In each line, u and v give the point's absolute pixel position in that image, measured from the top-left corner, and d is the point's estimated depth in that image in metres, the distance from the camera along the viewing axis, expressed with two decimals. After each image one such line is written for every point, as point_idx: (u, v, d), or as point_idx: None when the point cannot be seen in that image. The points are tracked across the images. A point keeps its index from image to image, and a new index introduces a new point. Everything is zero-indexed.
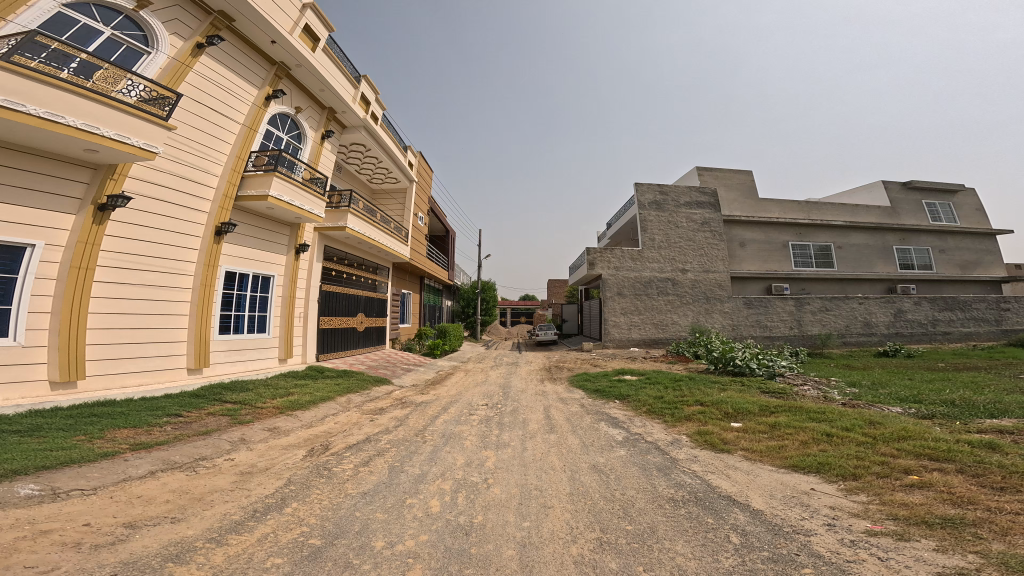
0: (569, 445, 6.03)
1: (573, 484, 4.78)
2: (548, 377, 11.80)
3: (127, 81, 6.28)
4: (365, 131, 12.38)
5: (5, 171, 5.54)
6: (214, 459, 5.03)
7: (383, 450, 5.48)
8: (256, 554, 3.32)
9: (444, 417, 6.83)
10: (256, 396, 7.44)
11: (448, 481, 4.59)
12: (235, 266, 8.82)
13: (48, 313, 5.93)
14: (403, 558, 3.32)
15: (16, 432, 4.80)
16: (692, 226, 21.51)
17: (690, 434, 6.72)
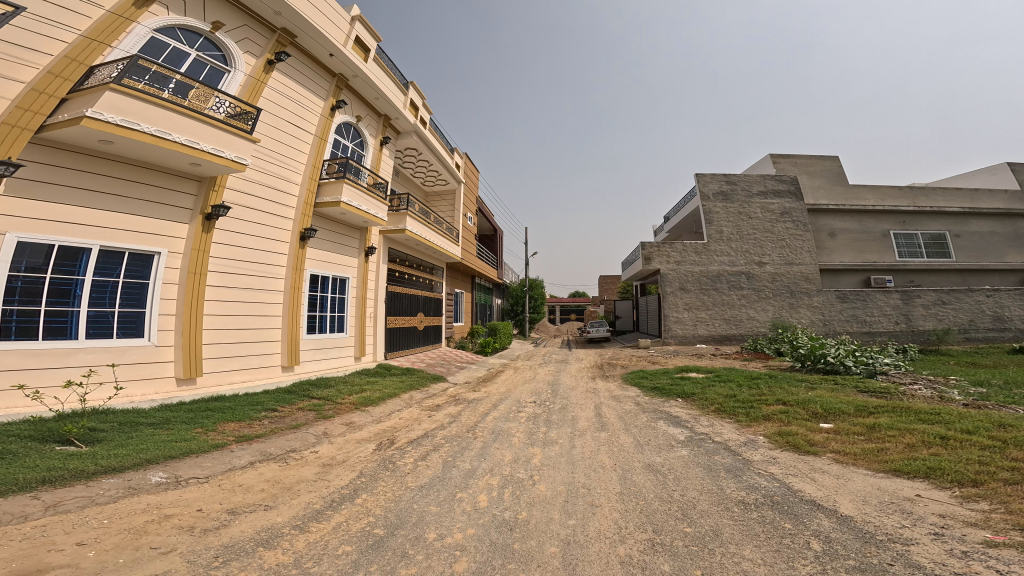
0: (622, 444, 5.92)
1: (625, 483, 4.70)
2: (604, 375, 11.63)
3: (215, 99, 6.97)
4: (417, 135, 12.86)
5: (140, 187, 6.50)
6: (300, 452, 5.53)
7: (439, 445, 5.74)
8: (329, 542, 3.62)
9: (496, 414, 6.99)
10: (336, 392, 8.04)
11: (496, 477, 4.72)
12: (318, 269, 9.62)
13: (172, 315, 6.82)
14: (451, 551, 3.47)
15: (147, 425, 5.58)
16: (769, 216, 20.08)
17: (769, 434, 6.33)
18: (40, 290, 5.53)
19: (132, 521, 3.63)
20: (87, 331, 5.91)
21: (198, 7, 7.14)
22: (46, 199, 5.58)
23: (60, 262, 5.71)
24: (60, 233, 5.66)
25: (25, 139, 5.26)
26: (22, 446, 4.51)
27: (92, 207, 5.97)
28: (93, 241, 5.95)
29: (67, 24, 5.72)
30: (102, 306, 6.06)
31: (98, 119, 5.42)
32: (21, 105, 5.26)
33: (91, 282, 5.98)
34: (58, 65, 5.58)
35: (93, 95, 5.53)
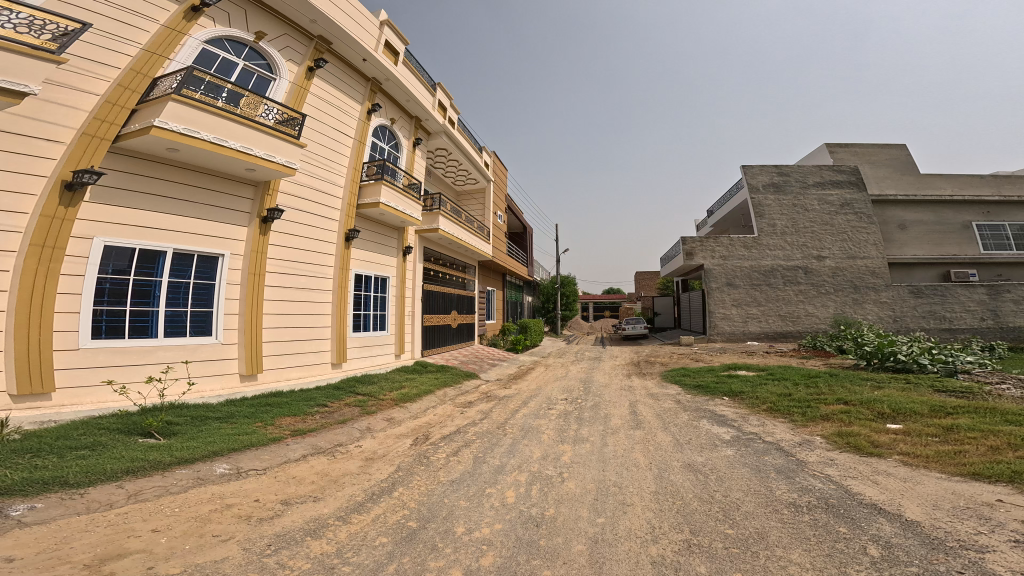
0: (659, 443, 5.69)
1: (661, 483, 4.50)
2: (640, 372, 11.31)
3: (264, 106, 7.25)
4: (445, 136, 12.95)
5: (203, 193, 6.90)
6: (346, 446, 5.75)
7: (470, 441, 5.79)
8: (367, 533, 3.74)
9: (526, 411, 6.96)
10: (379, 388, 8.25)
11: (525, 473, 4.71)
12: (363, 269, 9.91)
13: (235, 314, 7.23)
14: (478, 545, 3.49)
15: (215, 419, 5.95)
16: (828, 208, 18.88)
17: (827, 434, 5.90)
18: (124, 291, 5.99)
19: (198, 510, 3.88)
20: (165, 330, 6.36)
21: (240, 17, 7.28)
22: (124, 205, 5.98)
23: (141, 265, 6.16)
24: (137, 236, 6.08)
25: (102, 148, 5.62)
26: (107, 438, 4.93)
27: (163, 212, 6.38)
28: (166, 243, 6.38)
29: (130, 39, 6.02)
30: (176, 305, 6.51)
31: (165, 128, 5.73)
32: (99, 117, 5.60)
33: (167, 284, 6.42)
34: (126, 78, 5.91)
35: (158, 105, 5.85)
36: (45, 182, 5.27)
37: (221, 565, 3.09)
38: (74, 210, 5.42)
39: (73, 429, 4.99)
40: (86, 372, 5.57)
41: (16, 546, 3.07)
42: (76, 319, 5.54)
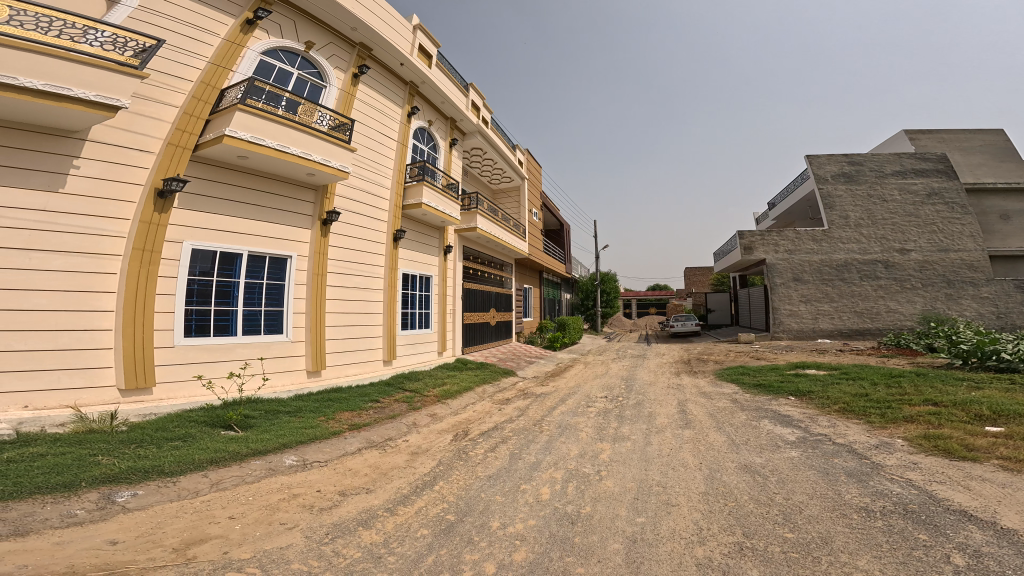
0: (711, 442, 5.27)
1: (713, 483, 4.15)
2: (690, 370, 10.73)
3: (319, 113, 7.13)
4: (480, 135, 12.77)
5: (269, 197, 6.98)
6: (395, 440, 5.88)
7: (507, 437, 5.75)
8: (409, 524, 3.79)
9: (564, 408, 6.82)
10: (423, 385, 8.38)
11: (560, 471, 4.59)
12: (409, 268, 9.87)
13: (303, 313, 7.34)
14: (511, 540, 3.43)
15: (284, 414, 6.15)
16: (912, 198, 17.14)
17: (911, 437, 5.26)
18: (208, 291, 6.22)
19: (268, 499, 4.04)
20: (243, 329, 6.57)
21: (289, 30, 7.12)
22: (203, 211, 6.16)
23: (222, 266, 6.39)
24: (218, 240, 6.29)
25: (184, 157, 5.86)
26: (193, 430, 5.25)
27: (237, 216, 6.55)
28: (242, 246, 6.57)
29: (197, 53, 6.12)
30: (253, 305, 6.70)
31: (232, 136, 5.83)
32: (180, 127, 5.83)
33: (244, 284, 6.62)
34: (198, 90, 6.05)
35: (227, 115, 5.96)
36: (140, 190, 5.57)
37: (283, 552, 3.20)
38: (166, 215, 5.71)
39: (167, 422, 5.34)
40: (178, 368, 5.83)
41: (116, 530, 3.30)
42: (170, 319, 5.81)
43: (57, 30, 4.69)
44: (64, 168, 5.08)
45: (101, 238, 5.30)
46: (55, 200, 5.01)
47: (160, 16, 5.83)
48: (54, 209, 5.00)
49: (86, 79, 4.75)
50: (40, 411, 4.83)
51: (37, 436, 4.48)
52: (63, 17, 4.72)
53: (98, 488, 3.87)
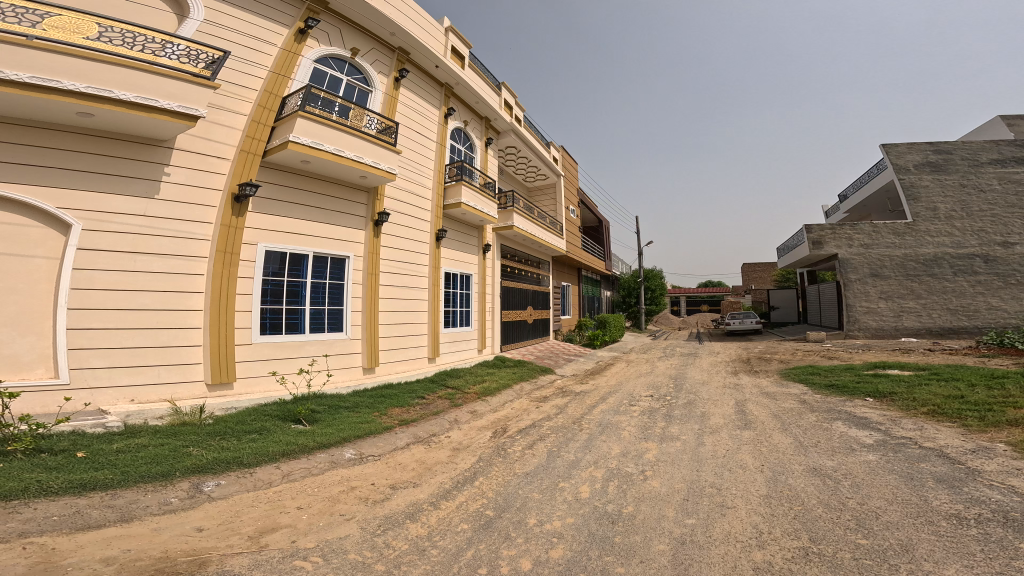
0: (775, 444, 4.81)
1: (775, 485, 3.76)
2: (749, 369, 10.00)
3: (367, 117, 7.16)
4: (513, 134, 12.64)
5: (328, 199, 7.07)
6: (439, 436, 5.91)
7: (545, 435, 5.62)
8: (450, 518, 3.70)
9: (605, 407, 6.57)
10: (464, 382, 8.40)
11: (602, 469, 4.40)
12: (450, 267, 9.99)
13: (360, 311, 7.47)
14: (548, 537, 3.30)
15: (347, 408, 6.27)
16: (1014, 186, 14.99)
17: (1017, 442, 4.54)
18: (280, 291, 6.42)
19: (331, 491, 4.12)
20: (310, 327, 6.75)
21: (336, 39, 7.21)
22: (273, 214, 6.34)
23: (291, 267, 6.57)
24: (288, 242, 6.48)
25: (255, 163, 6.00)
26: (269, 423, 5.37)
27: (303, 219, 6.69)
28: (308, 247, 6.73)
29: (259, 63, 6.20)
30: (318, 303, 6.87)
31: (295, 142, 5.91)
32: (250, 134, 5.96)
33: (311, 284, 6.80)
34: (263, 98, 6.14)
35: (289, 123, 6.04)
36: (219, 195, 5.78)
37: (343, 542, 3.22)
38: (242, 219, 5.89)
39: (245, 415, 5.46)
40: (255, 364, 6.03)
41: (204, 517, 3.43)
42: (249, 318, 6.02)
43: (140, 45, 4.90)
44: (156, 175, 5.30)
45: (191, 240, 5.55)
46: (152, 206, 5.25)
47: (228, 29, 5.95)
48: (151, 214, 5.25)
49: (169, 90, 4.91)
50: (142, 404, 5.09)
51: (140, 427, 4.70)
52: (144, 32, 4.92)
53: (190, 477, 3.99)
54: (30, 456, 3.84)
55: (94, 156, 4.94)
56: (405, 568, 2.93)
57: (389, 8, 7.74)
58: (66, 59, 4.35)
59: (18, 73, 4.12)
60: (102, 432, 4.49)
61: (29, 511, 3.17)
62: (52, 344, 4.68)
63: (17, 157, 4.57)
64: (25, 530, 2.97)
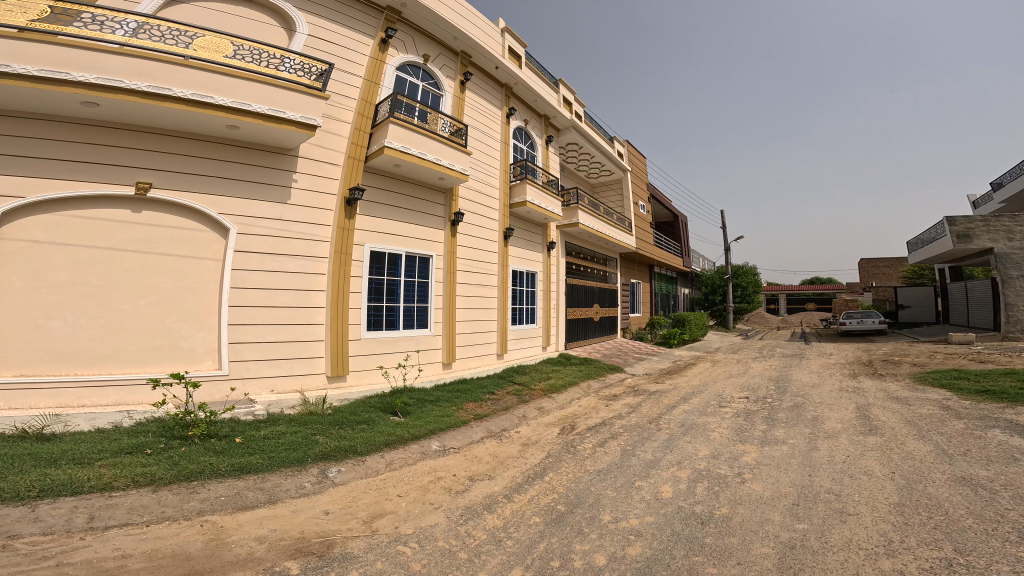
0: (909, 452, 4.05)
1: (909, 494, 3.17)
2: (873, 373, 8.57)
3: (442, 121, 7.52)
4: (575, 130, 12.33)
5: (415, 202, 7.50)
6: (510, 431, 5.81)
7: (617, 433, 5.27)
8: (522, 511, 3.62)
9: (689, 407, 6.10)
10: (530, 378, 8.22)
11: (687, 470, 4.07)
12: (518, 266, 10.06)
13: (441, 309, 7.81)
14: (626, 534, 3.12)
15: (432, 402, 6.46)
16: None
17: None
18: (381, 289, 6.86)
19: (421, 480, 4.28)
20: (404, 323, 7.19)
21: (410, 46, 7.64)
22: (375, 216, 6.83)
23: (389, 266, 7.02)
24: (386, 242, 6.96)
25: (360, 168, 6.52)
26: (372, 414, 5.69)
27: (396, 220, 7.15)
28: (401, 247, 7.18)
29: (356, 73, 6.74)
30: (409, 302, 7.29)
31: (389, 147, 6.42)
32: (355, 141, 6.51)
33: (404, 282, 7.23)
34: (361, 107, 6.67)
35: (383, 130, 6.58)
36: (335, 200, 6.30)
37: (433, 531, 3.33)
38: (353, 222, 6.38)
39: (356, 406, 5.87)
40: (363, 359, 6.51)
41: (329, 501, 3.76)
42: (358, 314, 6.47)
43: (266, 61, 5.37)
44: (286, 181, 5.88)
45: (314, 242, 6.08)
46: (286, 211, 5.86)
47: (330, 43, 6.49)
48: (287, 218, 5.86)
49: (292, 102, 5.37)
50: (280, 394, 5.70)
51: (278, 416, 5.20)
52: (267, 49, 5.38)
53: (319, 463, 4.41)
54: (204, 440, 4.45)
55: (242, 165, 5.56)
56: (484, 557, 2.94)
57: (451, 14, 8.00)
58: (215, 78, 4.89)
59: (181, 90, 4.69)
60: (251, 419, 5.05)
61: (204, 491, 3.69)
62: (217, 338, 5.39)
63: (186, 168, 5.23)
64: (201, 509, 3.45)
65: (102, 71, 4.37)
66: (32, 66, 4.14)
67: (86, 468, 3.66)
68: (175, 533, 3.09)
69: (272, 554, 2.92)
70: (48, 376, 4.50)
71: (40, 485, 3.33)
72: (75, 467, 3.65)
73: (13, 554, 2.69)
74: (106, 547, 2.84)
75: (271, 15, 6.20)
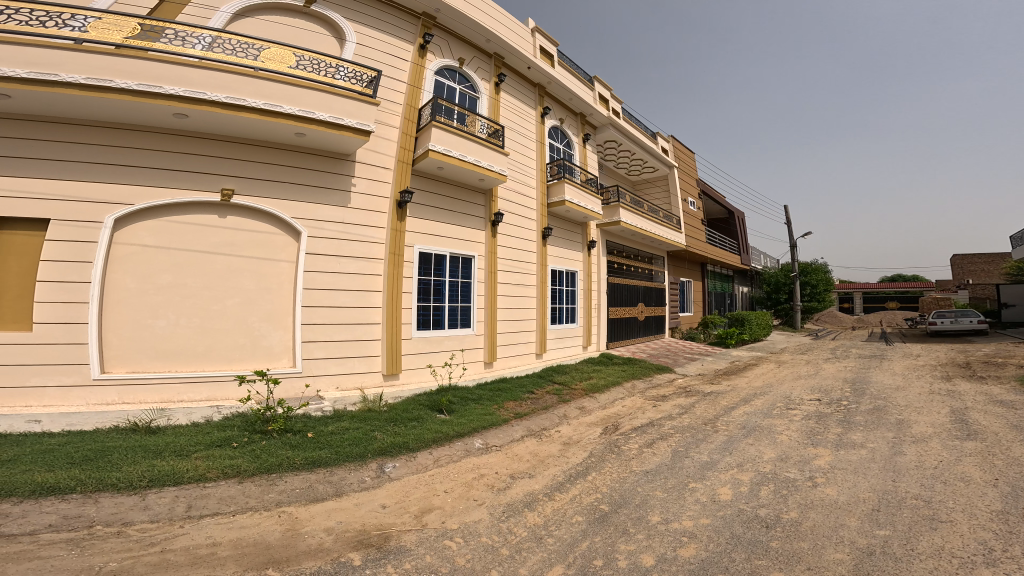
0: (1015, 458, 3.56)
1: (1016, 503, 2.78)
2: (969, 375, 7.61)
3: (480, 123, 7.68)
4: (613, 128, 11.97)
5: (457, 203, 7.71)
6: (550, 430, 5.68)
7: (667, 434, 5.02)
8: (564, 509, 3.52)
9: (749, 409, 5.72)
10: (569, 378, 8.08)
11: (749, 473, 3.81)
12: (557, 265, 9.97)
13: (483, 309, 7.94)
14: (679, 536, 2.98)
15: (474, 401, 6.53)
16: None
17: None
18: (429, 289, 7.11)
19: (465, 477, 4.31)
20: (449, 322, 7.38)
21: (446, 51, 7.80)
22: (422, 218, 7.10)
23: (436, 267, 7.26)
24: (432, 243, 7.20)
25: (408, 171, 6.83)
26: (421, 412, 5.87)
27: (440, 221, 7.38)
28: (446, 248, 7.40)
29: (400, 79, 7.02)
30: (454, 301, 7.49)
31: (433, 150, 6.67)
32: (403, 145, 6.82)
33: (449, 282, 7.44)
34: (407, 112, 6.97)
35: (426, 134, 6.84)
36: (387, 202, 6.61)
37: (477, 526, 3.35)
38: (403, 223, 6.69)
39: (408, 404, 6.09)
40: (414, 358, 6.77)
41: (386, 495, 3.93)
42: (409, 314, 6.75)
43: (323, 70, 5.70)
44: (346, 185, 6.24)
45: (368, 244, 6.40)
46: (348, 213, 6.23)
47: (375, 51, 6.78)
48: (348, 220, 6.23)
49: (349, 109, 5.70)
50: (344, 391, 6.05)
51: (343, 412, 5.52)
52: (324, 59, 5.72)
53: (377, 459, 4.60)
54: (282, 434, 4.81)
55: (307, 171, 5.94)
56: (524, 554, 2.92)
57: (483, 17, 8.08)
58: (284, 88, 5.27)
59: (254, 101, 5.08)
60: (321, 414, 5.42)
61: (282, 483, 4.01)
62: (292, 337, 5.83)
63: (258, 174, 5.63)
64: (280, 500, 3.75)
65: (188, 83, 4.80)
66: (131, 80, 4.59)
67: (184, 459, 4.11)
68: (257, 523, 3.38)
69: (338, 545, 3.11)
70: (155, 371, 5.05)
71: (149, 475, 3.76)
72: (176, 458, 4.11)
73: (127, 540, 3.03)
74: (200, 535, 3.16)
75: (320, 25, 6.54)
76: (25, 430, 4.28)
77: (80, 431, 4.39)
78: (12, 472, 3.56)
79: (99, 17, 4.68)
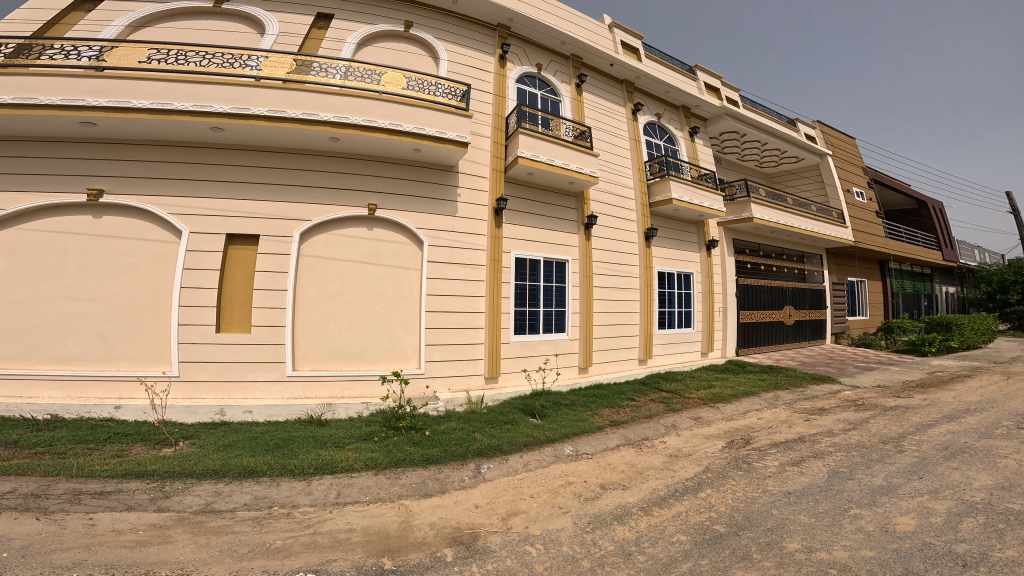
0: None
1: None
2: None
3: (564, 124, 7.91)
4: (725, 116, 10.90)
5: (549, 207, 7.93)
6: (652, 440, 5.07)
7: (823, 453, 4.00)
8: (663, 526, 3.06)
9: (954, 428, 4.23)
10: (682, 386, 7.19)
11: (944, 502, 2.78)
12: (664, 266, 9.21)
13: (578, 314, 7.84)
14: (823, 567, 2.31)
15: (567, 406, 6.29)
16: None
17: None
18: (524, 294, 7.41)
19: (551, 484, 4.10)
20: (544, 328, 7.54)
21: (524, 58, 8.38)
22: (518, 224, 7.51)
23: (530, 272, 7.51)
24: (528, 248, 7.52)
25: (501, 177, 7.37)
26: (515, 415, 5.90)
27: (536, 226, 7.70)
28: (540, 253, 7.62)
29: (487, 91, 7.73)
30: (548, 306, 7.63)
31: (522, 156, 7.08)
32: (495, 155, 7.43)
33: (543, 287, 7.61)
34: (495, 122, 7.61)
35: (514, 142, 7.34)
36: (484, 210, 7.22)
37: (559, 535, 3.14)
38: (499, 228, 7.19)
39: (503, 407, 6.23)
40: (511, 361, 7.09)
41: (479, 496, 3.98)
42: (506, 318, 7.15)
43: (428, 89, 6.63)
44: (453, 195, 7.01)
45: (471, 250, 7.02)
46: (457, 222, 6.98)
47: (464, 66, 7.60)
48: (458, 229, 6.97)
49: (455, 125, 6.56)
50: (454, 392, 6.59)
51: (453, 412, 5.95)
52: (430, 79, 6.66)
53: (474, 459, 4.74)
54: (409, 430, 5.37)
55: (419, 181, 6.82)
56: (608, 569, 2.63)
57: (557, 22, 8.47)
58: (406, 109, 6.25)
59: (383, 121, 6.12)
60: (437, 413, 5.93)
61: (404, 477, 4.41)
62: (417, 338, 6.57)
63: (381, 185, 6.63)
64: (402, 493, 4.13)
65: (336, 110, 5.95)
66: (297, 110, 5.83)
67: (339, 450, 4.87)
68: (382, 512, 3.76)
69: (438, 540, 3.25)
70: (328, 371, 6.18)
71: (316, 464, 4.53)
72: (332, 449, 4.90)
73: (292, 520, 3.62)
74: (342, 520, 3.62)
75: (418, 47, 7.57)
76: (243, 418, 5.57)
77: (276, 420, 5.60)
78: (229, 456, 4.64)
79: (267, 56, 6.09)
